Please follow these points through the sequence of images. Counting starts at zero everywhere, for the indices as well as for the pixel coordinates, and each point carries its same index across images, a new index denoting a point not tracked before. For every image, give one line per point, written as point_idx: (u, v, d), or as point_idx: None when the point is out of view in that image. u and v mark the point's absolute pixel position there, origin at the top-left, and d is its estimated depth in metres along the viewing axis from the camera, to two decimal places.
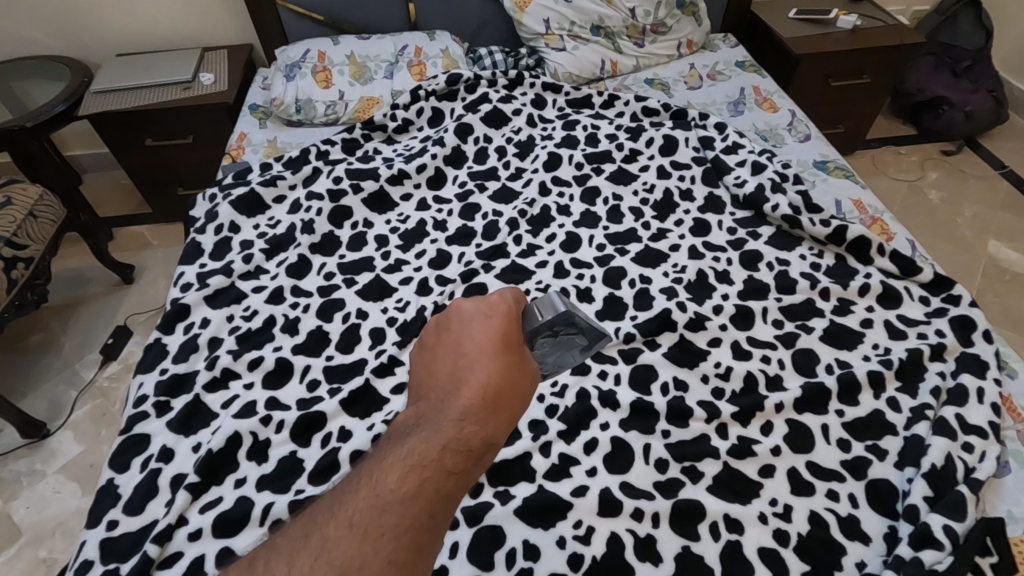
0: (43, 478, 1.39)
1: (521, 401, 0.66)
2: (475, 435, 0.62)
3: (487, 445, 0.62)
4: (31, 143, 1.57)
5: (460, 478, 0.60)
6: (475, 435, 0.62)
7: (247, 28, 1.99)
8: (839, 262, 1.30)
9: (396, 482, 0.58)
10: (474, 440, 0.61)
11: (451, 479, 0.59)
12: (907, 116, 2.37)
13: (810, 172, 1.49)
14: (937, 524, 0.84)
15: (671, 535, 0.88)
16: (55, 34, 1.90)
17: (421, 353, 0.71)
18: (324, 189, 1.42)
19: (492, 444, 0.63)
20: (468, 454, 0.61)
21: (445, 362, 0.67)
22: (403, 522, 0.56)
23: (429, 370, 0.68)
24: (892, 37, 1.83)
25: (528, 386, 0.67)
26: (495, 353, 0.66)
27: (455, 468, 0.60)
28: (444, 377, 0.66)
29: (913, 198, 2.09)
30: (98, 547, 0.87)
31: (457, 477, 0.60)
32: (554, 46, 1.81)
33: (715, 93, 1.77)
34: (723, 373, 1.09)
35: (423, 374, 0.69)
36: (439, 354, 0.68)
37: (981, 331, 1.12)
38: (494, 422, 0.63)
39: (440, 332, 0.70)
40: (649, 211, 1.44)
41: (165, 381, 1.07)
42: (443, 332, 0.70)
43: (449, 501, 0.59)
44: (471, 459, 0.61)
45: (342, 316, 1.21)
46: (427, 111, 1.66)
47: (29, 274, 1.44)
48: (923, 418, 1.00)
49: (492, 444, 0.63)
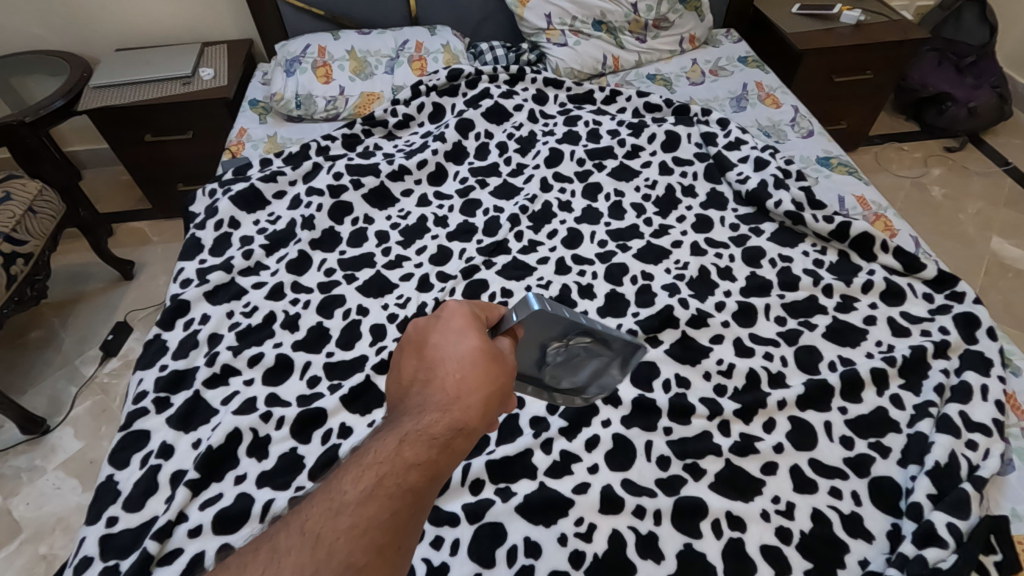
0: (43, 474, 1.39)
1: (493, 393, 0.65)
2: (441, 427, 0.61)
3: (454, 435, 0.62)
4: (30, 138, 1.57)
5: (426, 472, 0.59)
6: (441, 426, 0.61)
7: (247, 23, 1.98)
8: (842, 259, 1.29)
9: (355, 483, 0.58)
10: (439, 430, 0.61)
11: (414, 472, 0.58)
12: (910, 112, 2.36)
13: (813, 168, 1.48)
14: (941, 522, 0.83)
15: (672, 533, 0.88)
16: (55, 30, 1.89)
17: (393, 360, 0.73)
18: (324, 185, 1.42)
19: (461, 436, 0.62)
20: (433, 444, 0.60)
21: (413, 361, 0.69)
22: (361, 522, 0.55)
23: (399, 375, 0.70)
24: (896, 32, 1.82)
25: (501, 376, 0.67)
26: (456, 348, 0.67)
27: (418, 461, 0.59)
28: (411, 377, 0.68)
29: (916, 194, 2.08)
30: (98, 544, 0.87)
31: (422, 471, 0.59)
32: (555, 41, 1.80)
33: (718, 89, 1.76)
34: (725, 370, 1.08)
35: (396, 380, 0.70)
36: (408, 357, 0.70)
37: (986, 328, 1.12)
38: (461, 412, 0.62)
39: (407, 336, 0.72)
40: (651, 208, 1.43)
41: (165, 377, 1.07)
42: (409, 339, 0.72)
43: (416, 499, 0.58)
44: (437, 450, 0.60)
45: (343, 312, 1.20)
46: (428, 107, 1.65)
47: (28, 270, 1.43)
48: (927, 415, 0.99)
49: (461, 435, 0.62)
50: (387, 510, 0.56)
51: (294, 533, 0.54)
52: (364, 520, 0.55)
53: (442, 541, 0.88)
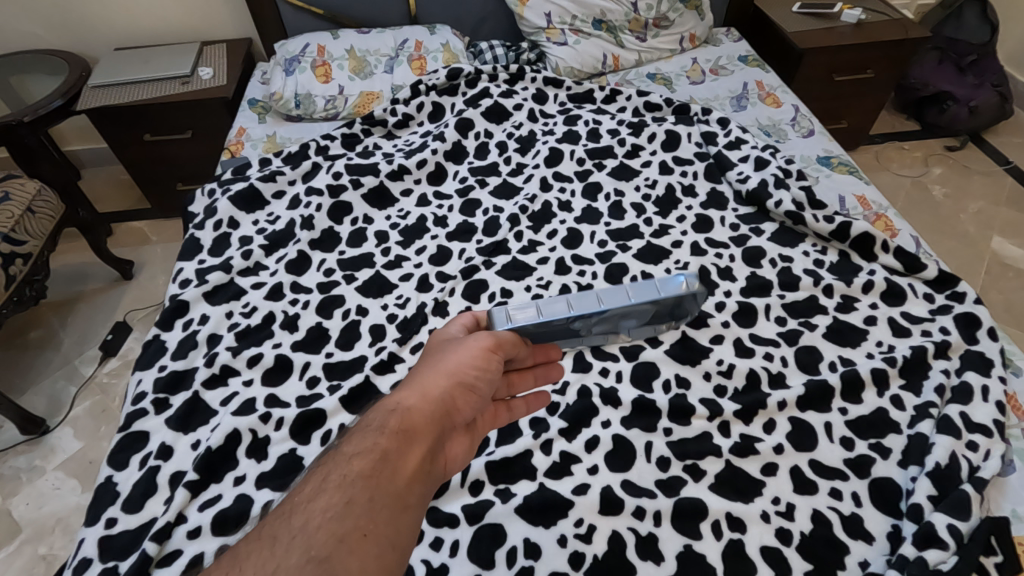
0: (42, 474, 1.39)
1: (444, 379, 0.72)
2: (389, 420, 0.66)
3: (404, 420, 0.66)
4: (28, 138, 1.56)
5: (380, 453, 0.62)
6: (386, 416, 0.67)
7: (247, 22, 1.98)
8: (843, 259, 1.29)
9: (308, 488, 0.59)
10: (386, 421, 0.66)
11: (366, 458, 0.61)
12: (911, 111, 2.36)
13: (814, 167, 1.48)
14: (941, 524, 0.83)
15: (672, 534, 0.88)
16: (54, 29, 1.89)
17: None
18: (324, 184, 1.41)
19: (411, 420, 0.67)
20: (379, 430, 0.64)
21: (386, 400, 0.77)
22: (315, 513, 0.56)
23: None
24: (898, 31, 1.82)
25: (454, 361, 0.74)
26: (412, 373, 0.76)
27: (368, 449, 0.62)
28: None
29: (917, 193, 2.08)
30: (97, 545, 0.87)
31: (375, 456, 0.62)
32: (555, 40, 1.80)
33: (718, 88, 1.76)
34: (725, 371, 1.08)
35: None
36: None
37: (987, 328, 1.11)
38: (402, 404, 0.69)
39: None
40: (651, 207, 1.42)
41: (164, 377, 1.06)
42: None
43: (378, 483, 0.59)
44: (387, 435, 0.64)
45: (342, 313, 1.20)
46: (427, 106, 1.65)
47: (27, 270, 1.43)
48: (927, 416, 0.99)
49: (409, 418, 0.67)
50: (344, 495, 0.57)
51: (253, 543, 0.54)
52: (319, 512, 0.56)
53: (441, 542, 0.88)
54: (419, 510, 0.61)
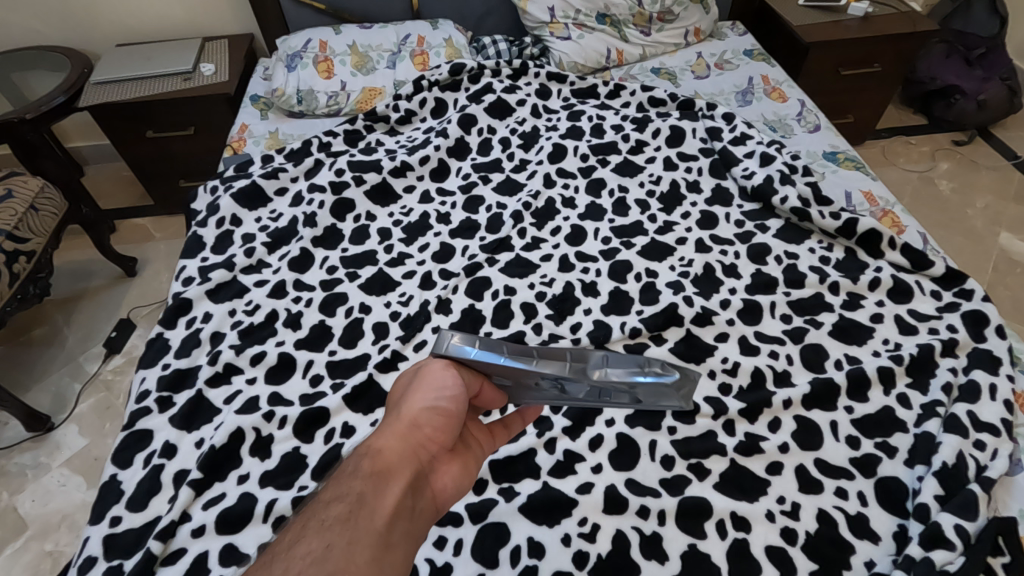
0: (47, 471, 1.40)
1: (409, 411, 0.67)
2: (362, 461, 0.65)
3: (379, 460, 0.65)
4: (32, 135, 1.57)
5: (355, 497, 0.61)
6: (362, 461, 0.66)
7: (248, 17, 1.96)
8: (849, 255, 1.28)
9: (287, 537, 0.59)
10: (360, 465, 0.65)
11: (342, 504, 0.61)
12: (918, 105, 2.34)
13: (819, 163, 1.46)
14: (949, 523, 0.82)
15: (676, 533, 0.87)
16: (56, 25, 1.88)
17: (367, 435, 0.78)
18: (326, 181, 1.41)
19: (387, 460, 0.65)
20: (353, 474, 0.64)
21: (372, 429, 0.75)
22: (295, 562, 0.55)
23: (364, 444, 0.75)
24: (905, 24, 1.79)
25: (427, 381, 0.68)
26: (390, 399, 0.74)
27: (343, 495, 0.62)
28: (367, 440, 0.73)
29: (924, 189, 2.06)
30: (102, 544, 0.87)
31: (351, 500, 0.61)
32: (558, 35, 1.78)
33: (723, 82, 1.74)
34: (730, 369, 1.08)
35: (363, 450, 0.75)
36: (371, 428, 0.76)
37: (994, 326, 1.10)
38: (374, 445, 0.67)
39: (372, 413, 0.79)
40: (655, 204, 1.41)
41: (167, 376, 1.06)
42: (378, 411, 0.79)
43: (356, 527, 0.58)
44: (361, 478, 0.63)
45: (345, 310, 1.19)
46: (430, 102, 1.64)
47: (30, 268, 1.43)
48: (934, 415, 0.98)
49: (384, 458, 0.65)
50: (323, 539, 0.57)
51: None
52: (300, 559, 0.55)
53: (445, 541, 0.88)
54: (403, 550, 0.60)
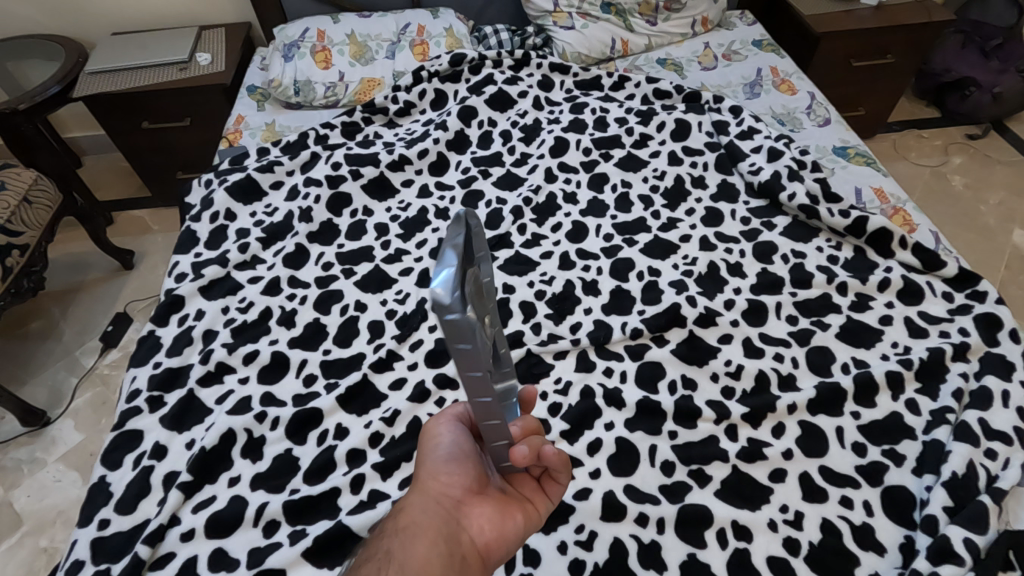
0: (43, 466, 1.38)
1: (423, 467, 0.70)
2: (392, 520, 0.66)
3: (404, 517, 0.66)
4: (25, 126, 1.54)
5: (383, 553, 0.62)
6: (391, 518, 0.67)
7: (246, 5, 1.93)
8: (858, 255, 1.24)
9: None
10: (388, 524, 0.67)
11: (373, 560, 0.61)
12: (931, 97, 2.28)
13: (829, 158, 1.42)
14: (958, 537, 0.80)
15: (675, 542, 0.85)
16: (51, 14, 1.85)
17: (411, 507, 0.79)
18: (323, 175, 1.38)
19: (411, 516, 0.65)
20: (383, 533, 0.65)
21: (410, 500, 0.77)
22: None
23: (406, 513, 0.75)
24: (919, 13, 1.74)
25: (435, 438, 0.73)
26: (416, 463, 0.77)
27: (375, 552, 0.63)
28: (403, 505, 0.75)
29: (936, 183, 2.01)
30: (89, 547, 0.85)
31: (381, 556, 0.62)
32: (562, 24, 1.74)
33: (730, 74, 1.70)
34: (733, 372, 1.05)
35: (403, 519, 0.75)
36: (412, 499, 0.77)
37: (1008, 330, 1.07)
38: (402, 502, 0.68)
39: None
40: (659, 199, 1.38)
41: (157, 375, 1.04)
42: None
43: None
44: (389, 536, 0.64)
45: (340, 308, 1.17)
46: (429, 93, 1.61)
47: (23, 261, 1.41)
48: (944, 422, 0.95)
49: (407, 514, 0.66)
50: None
51: None
52: None
53: None
54: None
